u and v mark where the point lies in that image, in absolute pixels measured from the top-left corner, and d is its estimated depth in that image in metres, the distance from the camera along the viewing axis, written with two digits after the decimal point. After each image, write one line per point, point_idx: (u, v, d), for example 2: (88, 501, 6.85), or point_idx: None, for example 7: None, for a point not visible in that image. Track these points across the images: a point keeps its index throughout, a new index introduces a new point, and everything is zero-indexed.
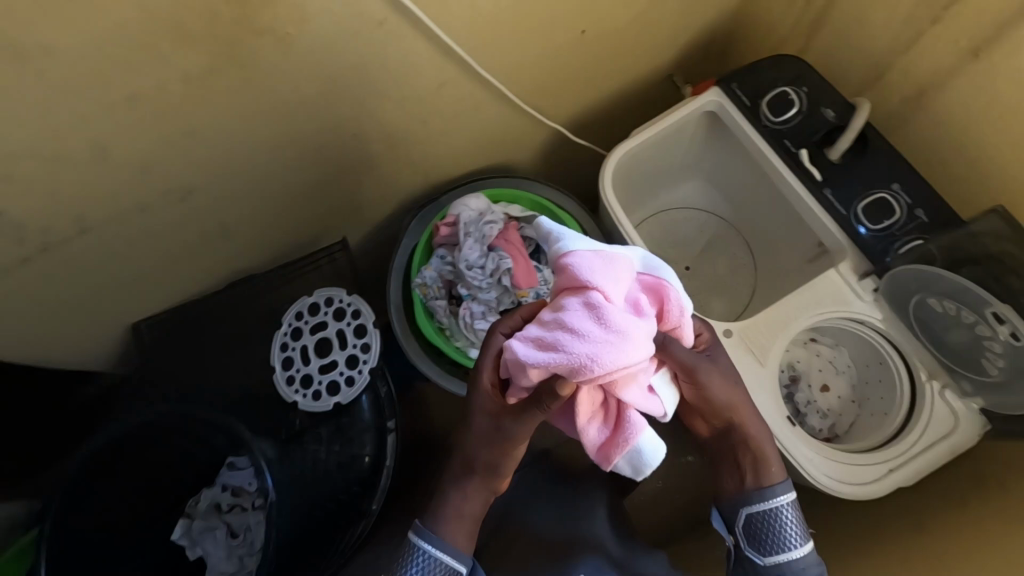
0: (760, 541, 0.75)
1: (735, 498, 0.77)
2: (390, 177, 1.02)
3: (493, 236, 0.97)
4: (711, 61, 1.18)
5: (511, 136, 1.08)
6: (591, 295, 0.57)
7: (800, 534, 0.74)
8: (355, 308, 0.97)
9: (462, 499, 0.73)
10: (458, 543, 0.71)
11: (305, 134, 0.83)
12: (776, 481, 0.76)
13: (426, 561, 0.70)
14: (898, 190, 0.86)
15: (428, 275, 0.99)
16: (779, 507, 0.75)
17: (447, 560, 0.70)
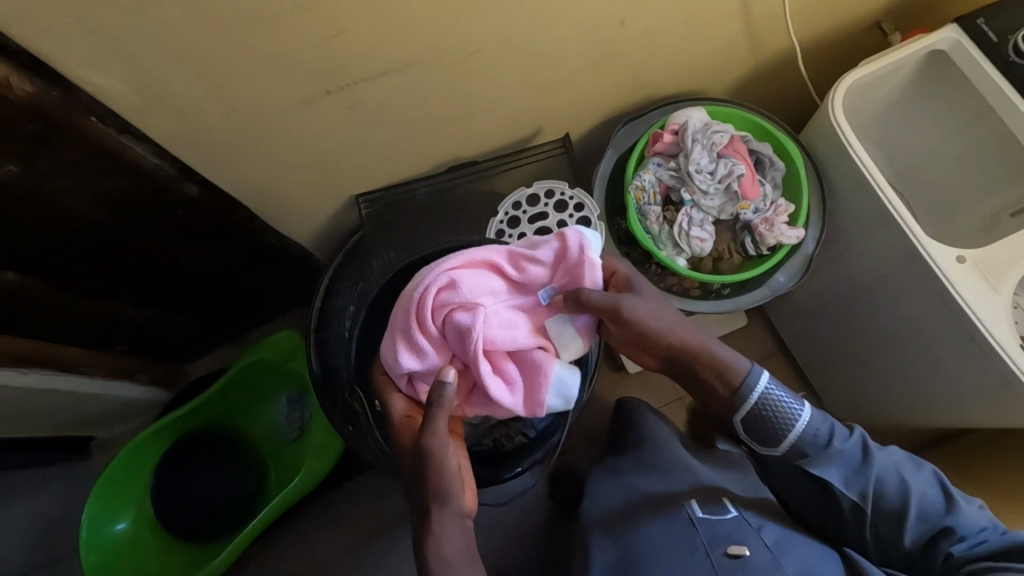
0: (765, 433, 0.80)
1: (727, 408, 0.80)
2: (613, 84, 1.04)
3: (722, 144, 0.98)
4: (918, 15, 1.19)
5: (728, 60, 1.10)
6: (460, 293, 0.74)
7: (794, 399, 0.80)
8: (577, 201, 0.99)
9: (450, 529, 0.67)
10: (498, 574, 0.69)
11: (582, 14, 0.85)
12: (749, 370, 0.78)
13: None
14: None
15: (647, 179, 1.00)
16: (763, 390, 0.79)
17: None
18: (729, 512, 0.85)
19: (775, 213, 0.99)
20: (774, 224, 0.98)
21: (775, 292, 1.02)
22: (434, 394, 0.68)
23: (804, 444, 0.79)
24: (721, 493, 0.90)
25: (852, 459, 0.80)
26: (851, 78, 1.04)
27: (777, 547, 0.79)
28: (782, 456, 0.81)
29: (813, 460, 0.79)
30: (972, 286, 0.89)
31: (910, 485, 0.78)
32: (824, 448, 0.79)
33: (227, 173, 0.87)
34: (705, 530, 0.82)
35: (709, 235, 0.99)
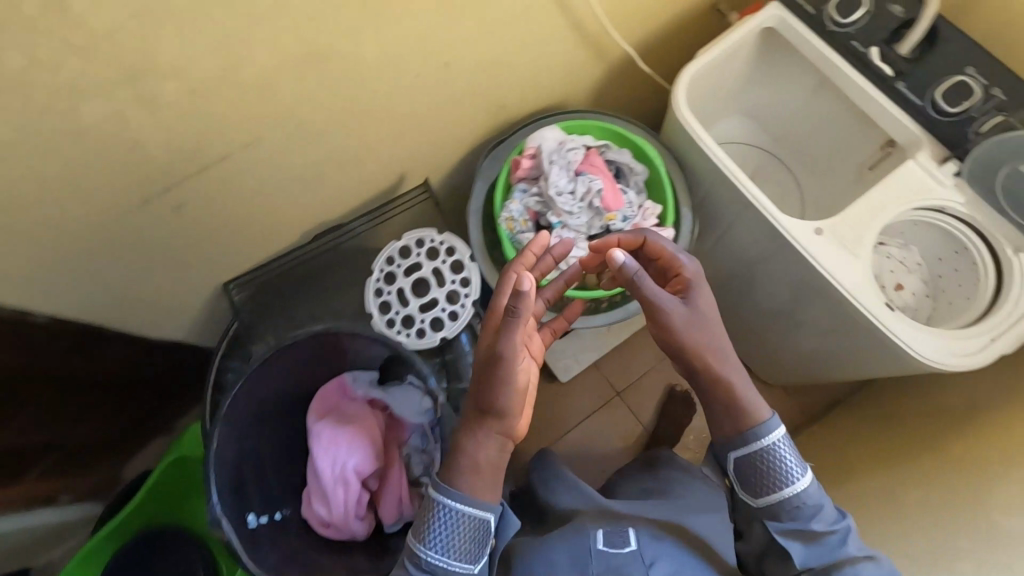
0: (751, 484, 0.72)
1: (728, 439, 0.73)
2: (467, 117, 1.04)
3: (578, 161, 0.99)
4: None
5: (574, 70, 1.10)
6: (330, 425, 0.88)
7: (797, 464, 0.71)
8: (448, 245, 0.97)
9: (474, 444, 0.66)
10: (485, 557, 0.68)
11: (403, 65, 0.84)
12: (764, 419, 0.71)
13: (452, 515, 0.65)
14: (974, 73, 0.88)
15: (514, 209, 1.00)
16: (774, 444, 0.71)
17: (475, 511, 0.65)
18: (629, 543, 0.80)
19: (643, 217, 1.00)
20: (643, 229, 0.99)
21: None
22: (502, 329, 0.62)
23: (783, 511, 0.71)
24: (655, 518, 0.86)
25: (833, 545, 0.70)
26: (691, 69, 1.03)
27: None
28: (762, 507, 0.72)
29: (774, 522, 0.71)
30: (831, 257, 0.91)
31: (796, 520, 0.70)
32: (815, 523, 0.69)
33: (63, 296, 0.82)
34: (601, 559, 0.78)
35: (585, 252, 0.99)
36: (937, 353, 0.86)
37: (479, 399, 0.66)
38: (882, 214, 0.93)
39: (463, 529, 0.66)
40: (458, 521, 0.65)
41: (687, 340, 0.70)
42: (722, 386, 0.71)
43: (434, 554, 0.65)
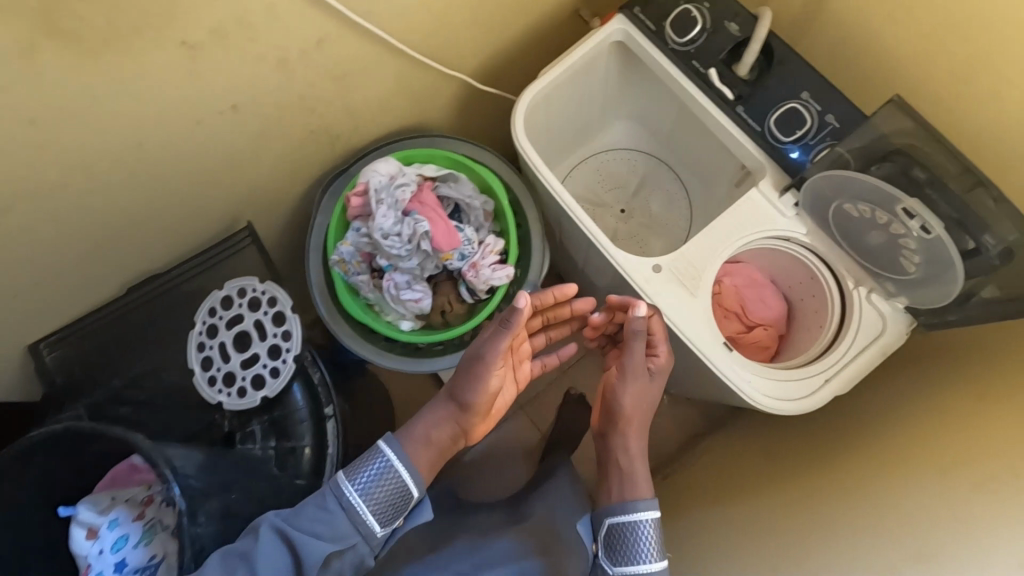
0: (614, 551, 0.74)
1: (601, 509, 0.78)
2: (290, 156, 0.94)
3: (407, 200, 0.92)
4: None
5: (418, 97, 1.02)
6: None
7: (655, 553, 0.72)
8: (270, 295, 0.91)
9: (437, 417, 0.82)
10: (416, 479, 0.73)
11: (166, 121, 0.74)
12: (644, 497, 0.76)
13: (384, 468, 0.72)
14: (808, 98, 0.82)
15: (344, 251, 0.94)
16: (637, 523, 0.74)
17: (405, 478, 0.72)
18: None
19: (482, 255, 0.94)
20: (481, 269, 0.93)
21: (504, 334, 0.97)
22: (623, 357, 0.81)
23: None
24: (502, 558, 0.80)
25: None
26: (531, 90, 0.96)
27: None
28: None
29: None
30: (670, 297, 0.87)
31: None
32: None
33: None
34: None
35: (422, 295, 0.94)
36: (779, 396, 0.83)
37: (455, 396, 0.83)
38: (722, 245, 0.89)
39: (381, 493, 0.71)
40: (379, 478, 0.71)
41: (624, 405, 0.82)
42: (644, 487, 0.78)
43: (353, 494, 0.69)
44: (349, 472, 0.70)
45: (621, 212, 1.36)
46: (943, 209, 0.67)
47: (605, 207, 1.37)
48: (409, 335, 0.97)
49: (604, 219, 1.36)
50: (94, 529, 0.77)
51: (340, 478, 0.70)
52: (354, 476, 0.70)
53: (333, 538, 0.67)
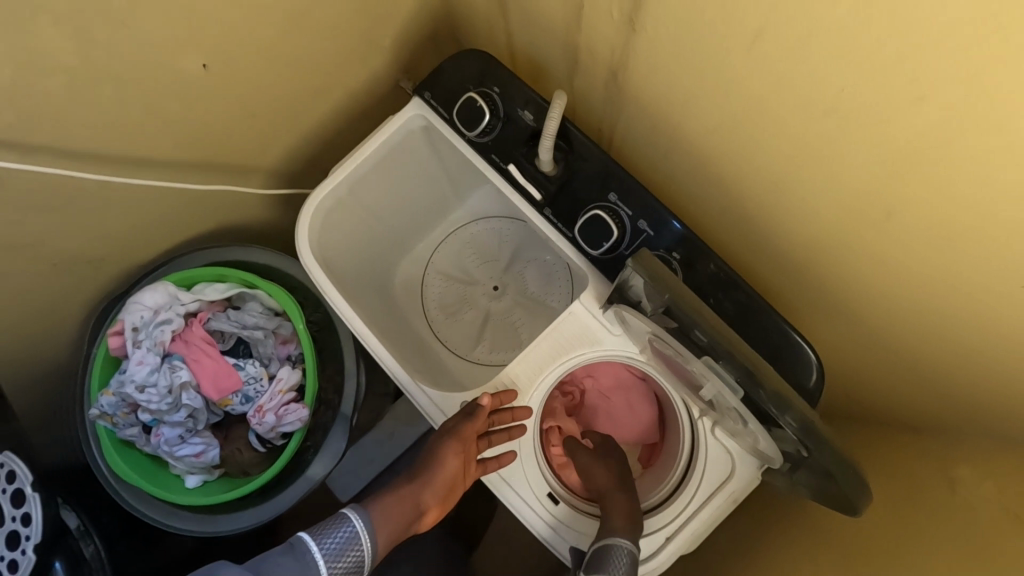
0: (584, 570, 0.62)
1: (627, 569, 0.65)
2: (29, 295, 0.78)
3: (169, 340, 0.77)
4: (442, 53, 0.98)
5: (202, 207, 0.87)
6: None
7: None
8: (9, 468, 0.74)
9: (393, 497, 0.67)
10: (377, 546, 0.62)
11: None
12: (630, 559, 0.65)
13: (352, 538, 0.59)
14: (615, 201, 0.68)
15: (104, 403, 0.78)
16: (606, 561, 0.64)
17: (367, 545, 0.60)
18: None
19: (270, 397, 0.79)
20: (267, 415, 0.79)
21: (310, 484, 0.83)
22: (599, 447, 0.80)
23: None
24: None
25: None
26: (318, 193, 0.84)
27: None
28: None
29: None
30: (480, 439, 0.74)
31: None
32: None
33: None
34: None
35: (202, 448, 0.79)
36: None
37: (414, 471, 0.71)
38: (538, 375, 0.75)
39: (346, 564, 0.58)
40: (345, 548, 0.58)
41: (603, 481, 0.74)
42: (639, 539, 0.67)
43: (318, 554, 0.56)
44: (313, 532, 0.57)
45: (493, 290, 1.17)
46: (726, 373, 0.52)
47: (476, 285, 1.18)
48: (197, 494, 0.82)
49: (474, 300, 1.17)
50: None
51: (305, 536, 0.57)
52: (320, 538, 0.58)
53: None
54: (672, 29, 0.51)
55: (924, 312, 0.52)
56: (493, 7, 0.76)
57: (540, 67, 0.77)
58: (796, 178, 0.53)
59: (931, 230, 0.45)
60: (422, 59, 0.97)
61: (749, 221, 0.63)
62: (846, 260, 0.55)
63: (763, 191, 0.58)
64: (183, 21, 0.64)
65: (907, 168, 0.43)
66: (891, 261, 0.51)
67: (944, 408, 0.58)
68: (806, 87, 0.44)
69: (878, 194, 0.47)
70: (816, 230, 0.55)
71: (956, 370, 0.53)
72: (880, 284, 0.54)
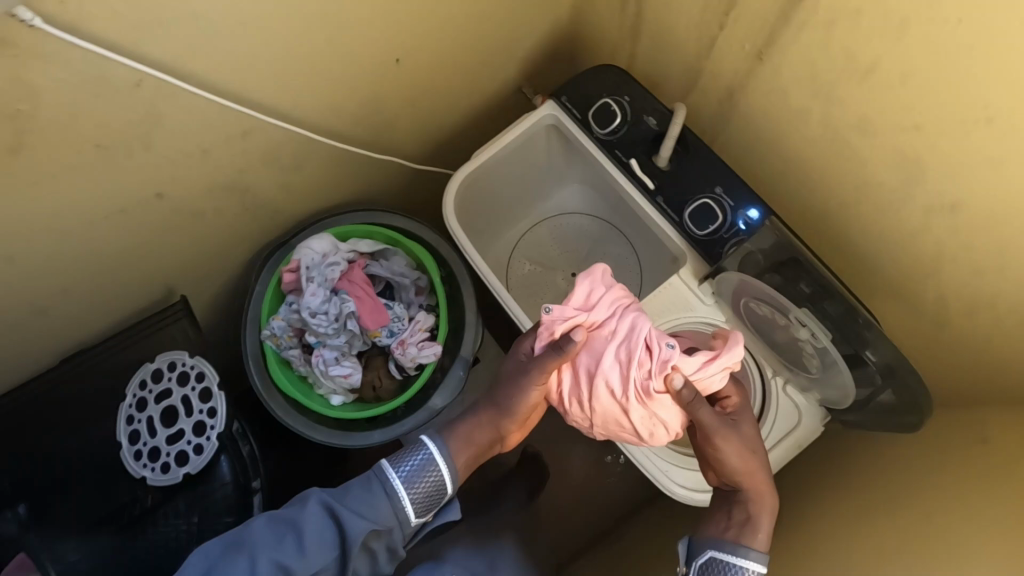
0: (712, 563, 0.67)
1: (714, 543, 0.67)
2: (227, 233, 0.96)
3: (337, 278, 0.94)
4: (560, 68, 1.16)
5: (358, 175, 1.05)
6: None
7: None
8: (199, 370, 0.93)
9: (472, 427, 0.78)
10: (457, 468, 0.74)
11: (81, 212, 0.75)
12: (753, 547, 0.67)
13: (426, 462, 0.71)
14: (721, 193, 0.84)
15: (275, 326, 0.96)
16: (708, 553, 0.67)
17: (443, 471, 0.72)
18: None
19: (411, 333, 0.97)
20: (409, 347, 0.96)
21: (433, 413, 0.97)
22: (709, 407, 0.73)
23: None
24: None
25: None
26: (460, 172, 1.00)
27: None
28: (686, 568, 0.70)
29: None
30: None
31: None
32: None
33: None
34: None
35: (350, 370, 0.95)
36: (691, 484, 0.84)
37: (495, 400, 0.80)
38: None
39: (423, 486, 0.71)
40: (422, 471, 0.71)
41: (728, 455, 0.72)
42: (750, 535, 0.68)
43: (397, 480, 0.70)
44: (392, 460, 0.71)
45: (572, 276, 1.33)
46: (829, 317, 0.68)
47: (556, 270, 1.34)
48: (339, 410, 0.98)
49: (554, 283, 1.33)
50: None
51: (385, 463, 0.71)
52: (397, 464, 0.71)
53: (375, 521, 0.68)
54: (797, 60, 0.68)
55: (976, 292, 0.67)
56: (626, 32, 0.94)
57: (658, 83, 0.94)
58: (882, 181, 0.68)
59: (990, 222, 0.60)
60: (544, 71, 1.15)
61: (833, 217, 0.78)
62: (914, 250, 0.71)
63: (851, 192, 0.73)
64: (397, 23, 0.82)
65: (977, 174, 0.59)
66: (953, 250, 0.66)
67: (978, 382, 0.72)
68: (904, 109, 0.60)
69: (951, 194, 0.62)
70: (893, 224, 0.71)
71: (996, 346, 0.68)
72: (941, 270, 0.69)
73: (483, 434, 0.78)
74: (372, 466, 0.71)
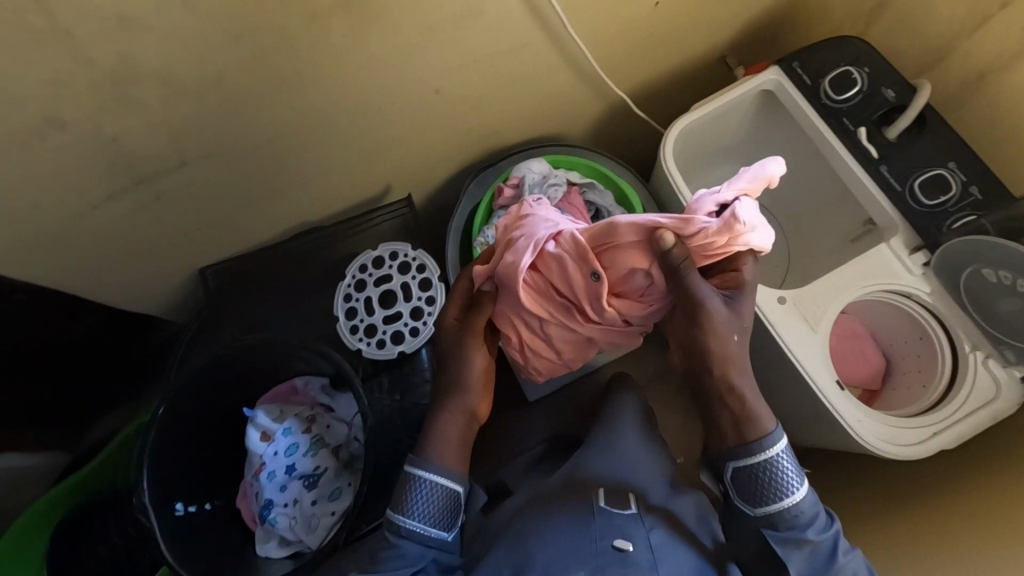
0: (750, 494, 0.75)
1: (727, 450, 0.76)
2: (458, 139, 1.05)
3: (557, 198, 1.01)
4: (763, 43, 1.21)
5: (571, 111, 1.13)
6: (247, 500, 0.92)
7: (796, 475, 0.74)
8: (420, 262, 1.00)
9: (444, 422, 0.80)
10: (455, 469, 0.77)
11: (370, 89, 0.86)
12: (767, 432, 0.75)
13: (430, 488, 0.74)
14: (955, 168, 0.91)
15: (489, 235, 1.03)
16: (771, 458, 0.74)
17: (448, 482, 0.76)
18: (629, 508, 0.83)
19: None
20: None
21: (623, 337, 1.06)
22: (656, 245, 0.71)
23: (782, 520, 0.73)
24: (632, 488, 0.88)
25: (822, 554, 0.73)
26: (683, 120, 1.06)
27: (657, 547, 0.78)
28: (757, 517, 0.75)
29: (789, 545, 0.73)
30: (794, 326, 0.93)
31: (816, 545, 0.73)
32: (810, 537, 0.73)
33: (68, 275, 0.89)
34: (603, 518, 0.81)
35: None
36: (886, 438, 0.88)
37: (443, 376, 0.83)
38: (849, 288, 0.94)
39: (438, 501, 0.75)
40: (430, 496, 0.74)
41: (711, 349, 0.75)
42: (745, 437, 0.75)
43: (415, 521, 0.73)
44: (398, 513, 0.74)
45: None
46: None
47: None
48: None
49: None
50: (268, 433, 0.89)
51: (395, 517, 0.74)
52: (405, 510, 0.74)
53: (426, 533, 0.74)
54: None
55: None
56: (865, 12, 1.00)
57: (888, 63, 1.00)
58: None
59: None
60: (749, 46, 1.21)
61: None
62: None
63: None
64: None
65: None
66: None
67: None
68: None
69: None
70: None
71: None
72: None
73: (454, 426, 0.80)
74: (385, 521, 0.74)
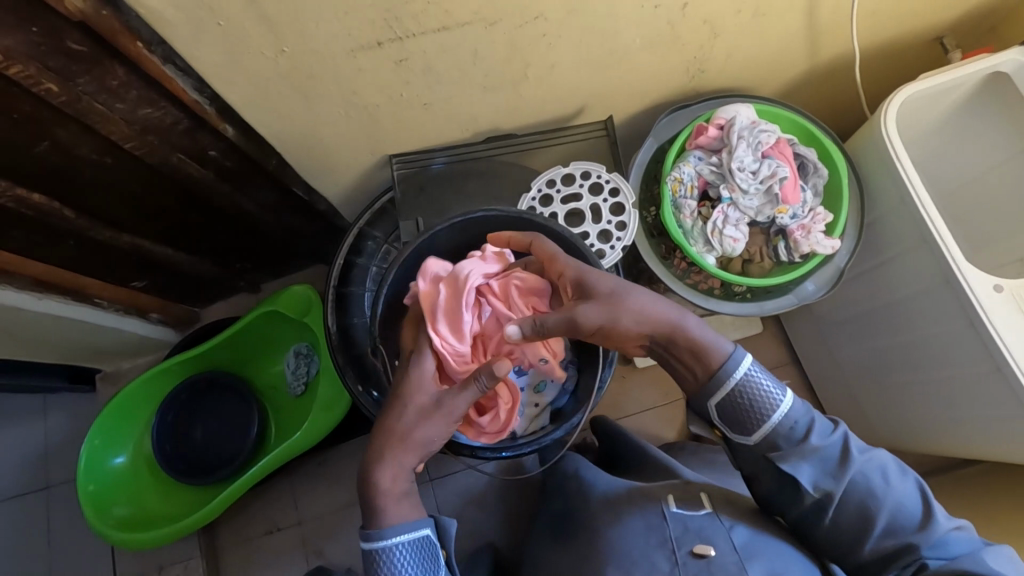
0: (740, 421, 0.72)
1: (702, 392, 0.74)
2: (670, 67, 0.98)
3: (767, 144, 0.99)
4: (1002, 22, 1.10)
5: (784, 59, 1.05)
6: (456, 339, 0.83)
7: (776, 386, 0.71)
8: (614, 186, 0.99)
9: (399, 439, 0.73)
10: (409, 516, 0.70)
11: None
12: (728, 354, 0.72)
13: (405, 548, 0.68)
14: None
15: (686, 172, 1.00)
16: (744, 376, 0.71)
17: (414, 533, 0.69)
18: (703, 509, 0.79)
19: (812, 220, 1.01)
20: (811, 233, 1.00)
21: (801, 301, 1.03)
22: None
23: (779, 435, 0.70)
24: (704, 489, 0.83)
25: (828, 461, 0.69)
26: (913, 86, 0.99)
27: (746, 550, 0.73)
28: (755, 445, 0.72)
29: (781, 453, 0.70)
30: (1006, 315, 0.87)
31: (885, 493, 0.68)
32: (804, 447, 0.69)
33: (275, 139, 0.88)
34: (676, 524, 0.78)
35: (742, 236, 0.99)
36: None
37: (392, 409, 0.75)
38: None
39: (415, 556, 0.68)
40: (408, 552, 0.68)
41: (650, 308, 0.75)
42: (707, 382, 0.73)
43: None
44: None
45: None
46: None
47: None
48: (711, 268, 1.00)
49: None
50: None
51: None
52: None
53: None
54: None
55: None
56: None
57: None
58: None
59: None
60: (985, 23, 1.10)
61: None
62: None
63: None
64: None
65: None
66: None
67: None
68: None
69: None
70: None
71: None
72: None
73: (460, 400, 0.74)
74: None
